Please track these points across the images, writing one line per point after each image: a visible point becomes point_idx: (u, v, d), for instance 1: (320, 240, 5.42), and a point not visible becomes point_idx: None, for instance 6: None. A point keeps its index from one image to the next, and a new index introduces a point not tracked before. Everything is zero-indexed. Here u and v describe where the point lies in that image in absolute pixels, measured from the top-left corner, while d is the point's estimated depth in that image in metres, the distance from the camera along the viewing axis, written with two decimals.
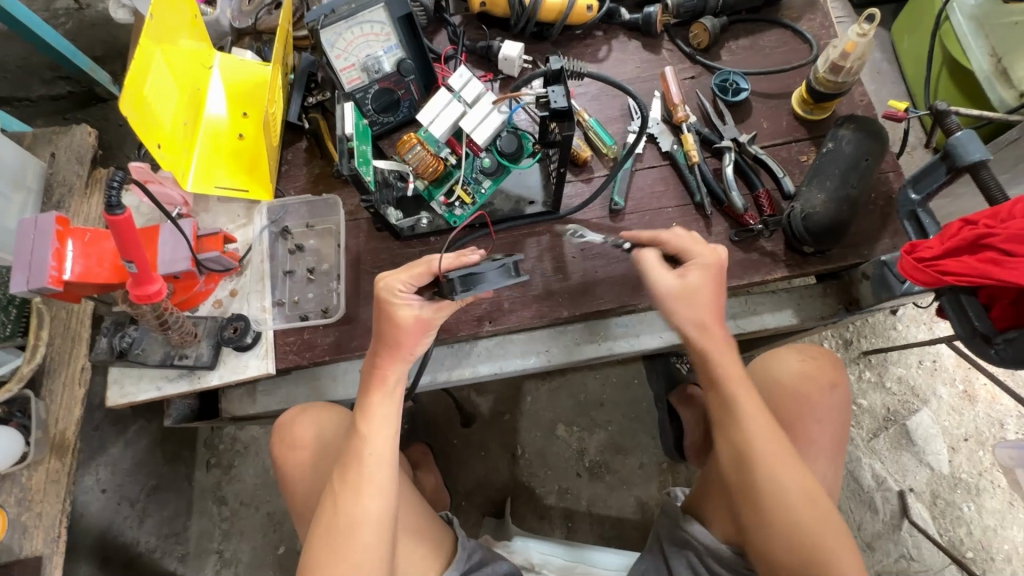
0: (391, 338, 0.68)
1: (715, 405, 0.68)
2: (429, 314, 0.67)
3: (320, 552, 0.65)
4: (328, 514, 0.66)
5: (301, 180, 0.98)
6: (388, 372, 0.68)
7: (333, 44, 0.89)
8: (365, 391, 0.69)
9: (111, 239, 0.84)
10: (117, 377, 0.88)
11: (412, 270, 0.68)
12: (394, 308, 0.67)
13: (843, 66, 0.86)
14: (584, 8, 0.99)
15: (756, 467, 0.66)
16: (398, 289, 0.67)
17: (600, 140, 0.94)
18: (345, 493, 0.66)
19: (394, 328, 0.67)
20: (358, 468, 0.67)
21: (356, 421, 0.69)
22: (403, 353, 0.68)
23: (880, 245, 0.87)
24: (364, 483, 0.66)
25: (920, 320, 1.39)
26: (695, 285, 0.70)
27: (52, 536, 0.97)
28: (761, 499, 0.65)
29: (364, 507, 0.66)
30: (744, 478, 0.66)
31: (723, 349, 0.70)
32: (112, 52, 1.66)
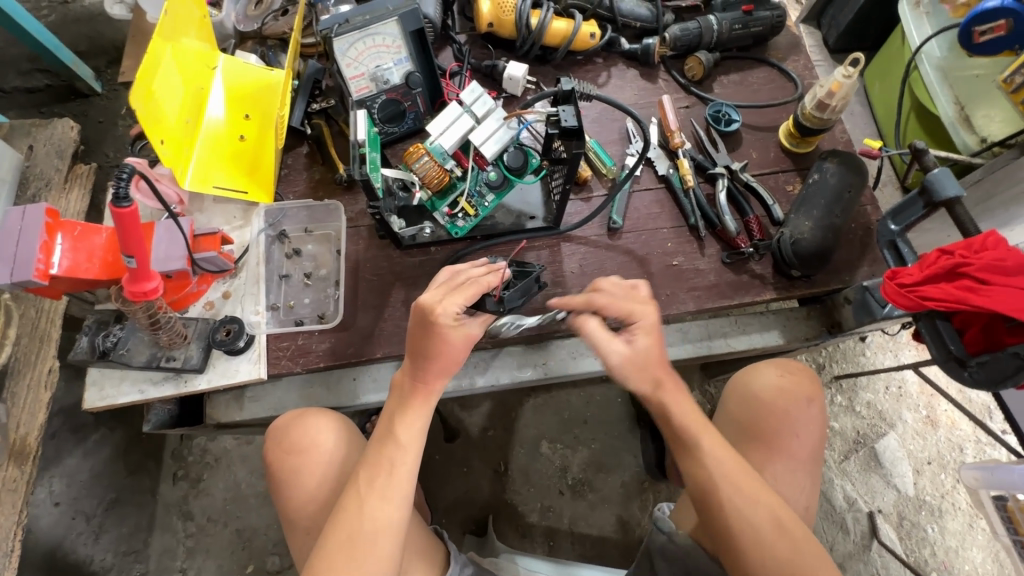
0: (441, 357, 0.69)
1: (694, 425, 0.71)
2: (476, 328, 0.71)
3: (336, 558, 0.64)
4: (352, 518, 0.66)
5: (300, 185, 0.98)
6: (435, 385, 0.72)
7: (345, 52, 0.88)
8: (406, 402, 0.72)
9: (102, 234, 0.81)
10: (97, 379, 0.84)
11: (463, 291, 0.70)
12: (447, 330, 0.68)
13: (829, 104, 0.92)
14: (587, 36, 1.04)
15: (741, 484, 0.68)
16: (454, 313, 0.68)
17: (600, 162, 0.98)
18: (370, 497, 0.67)
19: (445, 346, 0.69)
20: (388, 476, 0.68)
21: (395, 428, 0.71)
22: (451, 366, 0.71)
23: (860, 272, 0.92)
24: (391, 490, 0.68)
25: (887, 347, 1.48)
26: (641, 350, 0.72)
27: (5, 551, 0.91)
28: (745, 511, 0.67)
29: (388, 515, 0.67)
30: (732, 491, 0.68)
31: (678, 395, 0.72)
32: (96, 48, 1.64)
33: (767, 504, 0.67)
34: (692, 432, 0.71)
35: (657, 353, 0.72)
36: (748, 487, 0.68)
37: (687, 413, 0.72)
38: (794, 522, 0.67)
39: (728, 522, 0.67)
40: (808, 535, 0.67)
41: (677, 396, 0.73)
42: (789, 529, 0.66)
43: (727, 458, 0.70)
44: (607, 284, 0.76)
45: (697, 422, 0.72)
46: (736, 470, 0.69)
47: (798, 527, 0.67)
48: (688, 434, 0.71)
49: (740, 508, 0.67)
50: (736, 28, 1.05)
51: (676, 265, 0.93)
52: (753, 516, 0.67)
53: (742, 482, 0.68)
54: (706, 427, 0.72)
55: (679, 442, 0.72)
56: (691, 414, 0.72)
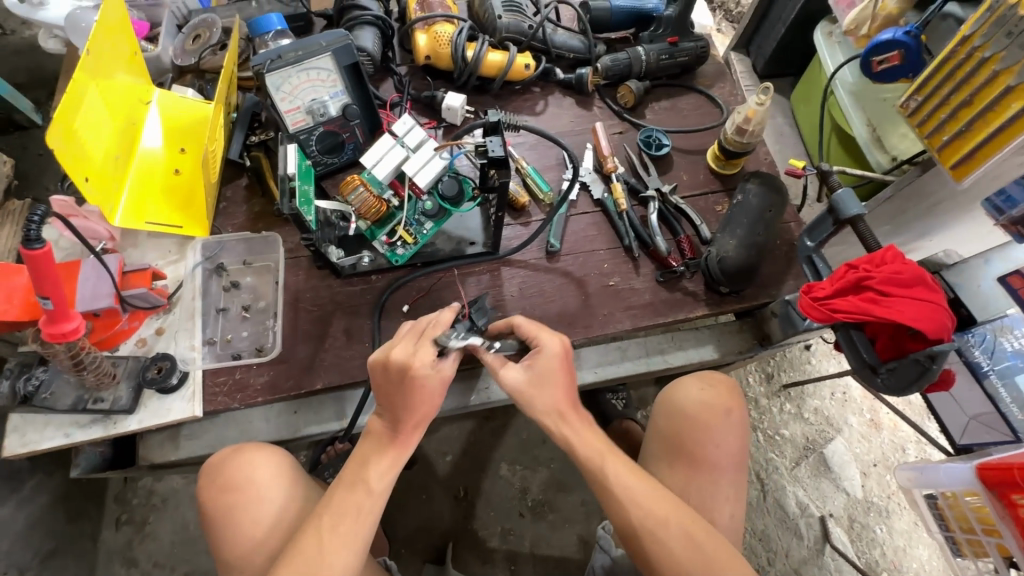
0: (423, 404, 0.71)
1: (597, 454, 0.73)
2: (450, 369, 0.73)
3: None
4: (308, 559, 0.65)
5: (239, 217, 0.98)
6: (411, 437, 0.73)
7: (279, 87, 0.88)
8: (378, 451, 0.72)
9: (23, 275, 0.79)
10: (19, 424, 0.81)
11: (429, 335, 0.72)
12: (426, 380, 0.70)
13: (746, 129, 0.97)
14: (523, 66, 1.07)
15: (652, 508, 0.70)
16: (431, 361, 0.70)
17: (537, 187, 1.01)
18: (330, 539, 0.67)
19: (424, 394, 0.70)
20: (355, 523, 0.68)
21: (366, 471, 0.71)
22: (430, 411, 0.72)
23: (785, 286, 0.97)
24: (353, 536, 0.68)
25: (830, 354, 1.55)
26: (540, 372, 0.75)
27: None
28: (659, 533, 0.69)
29: (347, 564, 0.66)
30: (641, 514, 0.70)
31: (581, 424, 0.75)
32: (37, 80, 1.61)
33: (679, 526, 0.69)
34: (598, 461, 0.73)
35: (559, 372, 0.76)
36: (658, 510, 0.70)
37: (589, 442, 0.74)
38: (710, 538, 0.69)
39: (642, 545, 0.69)
40: (727, 548, 0.69)
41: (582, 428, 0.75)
42: (704, 546, 0.68)
43: (635, 485, 0.71)
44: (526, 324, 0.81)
45: (602, 451, 0.74)
46: (641, 491, 0.71)
47: (718, 540, 0.69)
48: (593, 464, 0.73)
49: (651, 531, 0.69)
50: (663, 58, 1.11)
51: (612, 285, 0.96)
52: (666, 540, 0.68)
53: (654, 506, 0.70)
54: (611, 453, 0.74)
55: (588, 473, 0.74)
56: (594, 442, 0.74)
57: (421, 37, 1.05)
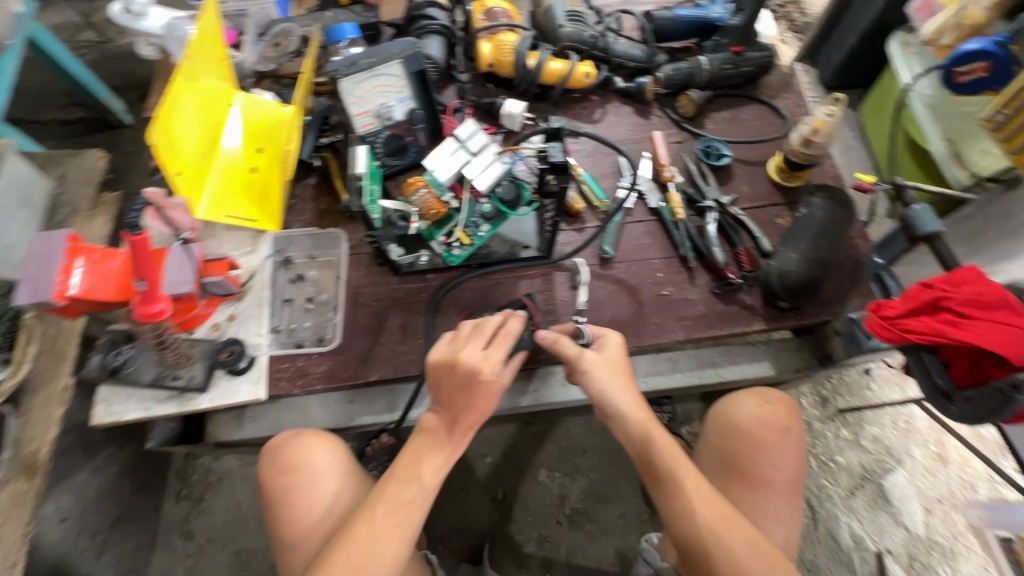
0: (482, 409, 0.73)
1: (668, 453, 0.73)
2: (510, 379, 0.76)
3: None
4: (363, 544, 0.68)
5: (307, 214, 1.03)
6: (464, 437, 0.75)
7: (351, 92, 0.93)
8: (434, 447, 0.74)
9: (119, 259, 0.86)
10: (106, 396, 0.89)
11: (501, 344, 0.74)
12: (492, 385, 0.72)
13: (813, 140, 0.94)
14: (582, 75, 1.09)
15: (722, 513, 0.68)
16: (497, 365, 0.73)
17: (593, 195, 1.02)
18: (381, 527, 0.69)
19: (487, 399, 0.73)
20: (408, 513, 0.71)
21: (422, 469, 0.73)
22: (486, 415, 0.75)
23: (850, 304, 0.93)
24: (406, 527, 0.70)
25: (892, 381, 1.46)
26: (611, 355, 0.79)
27: (9, 562, 0.98)
28: (728, 540, 0.66)
29: (397, 553, 0.69)
30: (711, 517, 0.68)
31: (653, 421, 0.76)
32: (129, 84, 1.76)
33: (748, 536, 0.67)
34: (669, 461, 0.72)
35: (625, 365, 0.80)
36: (727, 517, 0.68)
37: (664, 442, 0.74)
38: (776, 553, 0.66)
39: (706, 552, 0.67)
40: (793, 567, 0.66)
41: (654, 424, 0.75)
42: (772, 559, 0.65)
43: (705, 487, 0.71)
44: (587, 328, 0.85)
45: (674, 453, 0.73)
46: (712, 494, 0.70)
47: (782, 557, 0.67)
48: (663, 462, 0.73)
49: (718, 537, 0.67)
50: (726, 67, 1.09)
51: (665, 295, 0.95)
52: (735, 547, 0.66)
53: (723, 511, 0.68)
54: (681, 454, 0.73)
55: (657, 469, 0.73)
56: (668, 440, 0.74)
57: (485, 46, 1.08)
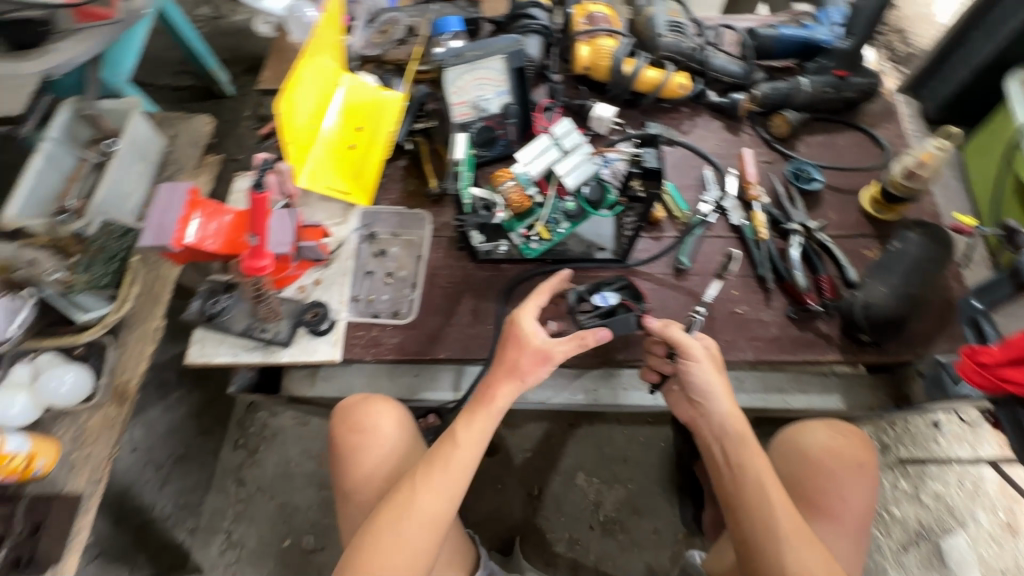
0: (511, 362, 0.76)
1: (757, 465, 0.73)
2: (549, 343, 0.76)
3: (381, 532, 0.70)
4: (404, 500, 0.71)
5: (395, 193, 1.08)
6: (497, 395, 0.75)
7: (453, 82, 0.98)
8: (472, 410, 0.76)
9: (229, 215, 0.94)
10: (201, 338, 0.97)
11: (539, 300, 0.80)
12: (520, 331, 0.77)
13: (919, 173, 0.91)
14: (677, 86, 1.10)
15: (799, 531, 0.68)
16: (527, 315, 0.78)
17: (675, 205, 1.02)
18: (421, 488, 0.72)
19: (517, 350, 0.76)
20: (443, 470, 0.73)
21: (456, 428, 0.75)
22: (519, 375, 0.76)
23: (937, 348, 0.89)
24: (444, 486, 0.72)
25: (964, 438, 1.38)
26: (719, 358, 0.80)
27: (95, 478, 1.08)
28: (804, 559, 0.67)
29: (434, 510, 0.71)
30: (790, 534, 0.68)
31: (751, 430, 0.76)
32: (236, 58, 1.90)
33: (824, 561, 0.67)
34: (756, 472, 0.73)
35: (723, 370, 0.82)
36: (806, 537, 0.68)
37: (755, 454, 0.74)
38: None
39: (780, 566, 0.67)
40: None
41: (749, 433, 0.76)
42: None
43: (789, 504, 0.71)
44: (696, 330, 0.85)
45: (764, 467, 0.74)
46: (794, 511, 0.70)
47: None
48: (749, 474, 0.73)
49: (796, 554, 0.67)
50: (827, 91, 1.07)
51: (739, 313, 0.94)
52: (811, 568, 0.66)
53: (800, 531, 0.69)
54: (769, 468, 0.74)
55: (743, 478, 0.73)
56: (760, 453, 0.75)
57: (584, 49, 1.10)
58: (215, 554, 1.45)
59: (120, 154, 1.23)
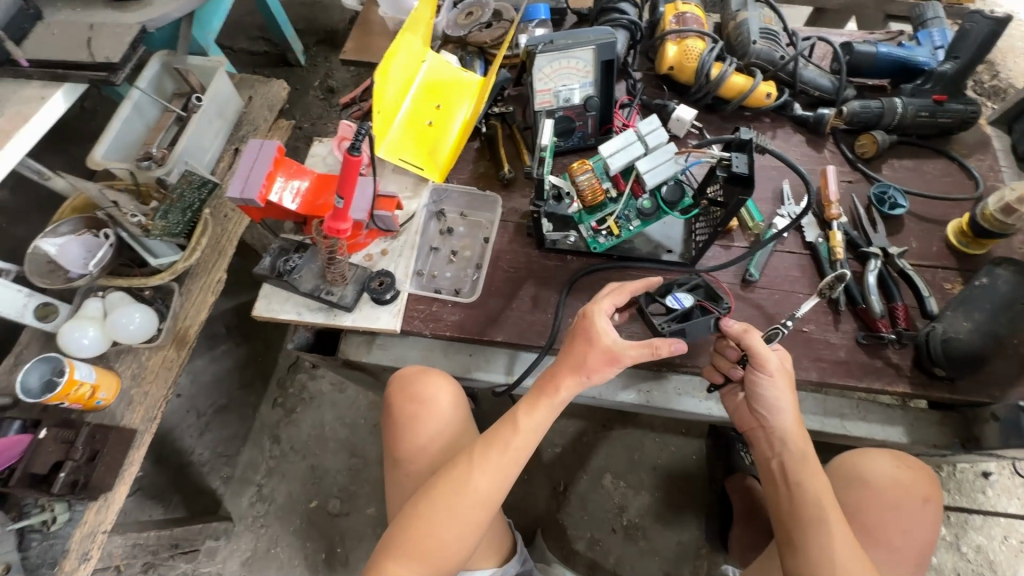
0: (580, 358, 0.74)
1: (817, 489, 0.72)
2: (620, 346, 0.74)
3: (438, 503, 0.72)
4: (461, 475, 0.73)
5: (466, 173, 1.09)
6: (563, 387, 0.74)
7: (541, 68, 0.97)
8: (535, 399, 0.76)
9: (310, 177, 0.96)
10: (268, 293, 0.99)
11: (615, 298, 0.78)
12: (593, 331, 0.75)
13: (1017, 208, 0.87)
14: (763, 94, 1.07)
15: (856, 562, 0.68)
16: (602, 314, 0.76)
17: (750, 217, 1.00)
18: (479, 467, 0.73)
19: (588, 349, 0.74)
20: (502, 452, 0.73)
21: (519, 412, 0.75)
22: (585, 372, 0.74)
23: (1014, 392, 0.85)
24: (500, 466, 0.73)
25: (1014, 492, 1.32)
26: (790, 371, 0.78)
27: (149, 416, 1.13)
28: None
29: (488, 487, 0.72)
30: (845, 564, 0.67)
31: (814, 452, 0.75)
32: (311, 29, 1.95)
33: None
34: (817, 496, 0.72)
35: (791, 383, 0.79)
36: (862, 567, 0.67)
37: (816, 476, 0.73)
38: None
39: None
40: None
41: (809, 453, 0.75)
42: None
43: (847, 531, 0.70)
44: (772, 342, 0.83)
45: (824, 492, 0.73)
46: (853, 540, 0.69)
47: None
48: (808, 497, 0.72)
49: None
50: (922, 115, 1.03)
51: (805, 332, 0.92)
52: None
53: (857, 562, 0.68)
54: (830, 494, 0.72)
55: (800, 500, 0.73)
56: (820, 476, 0.73)
57: (671, 48, 1.08)
58: (245, 505, 1.49)
59: (201, 111, 1.27)
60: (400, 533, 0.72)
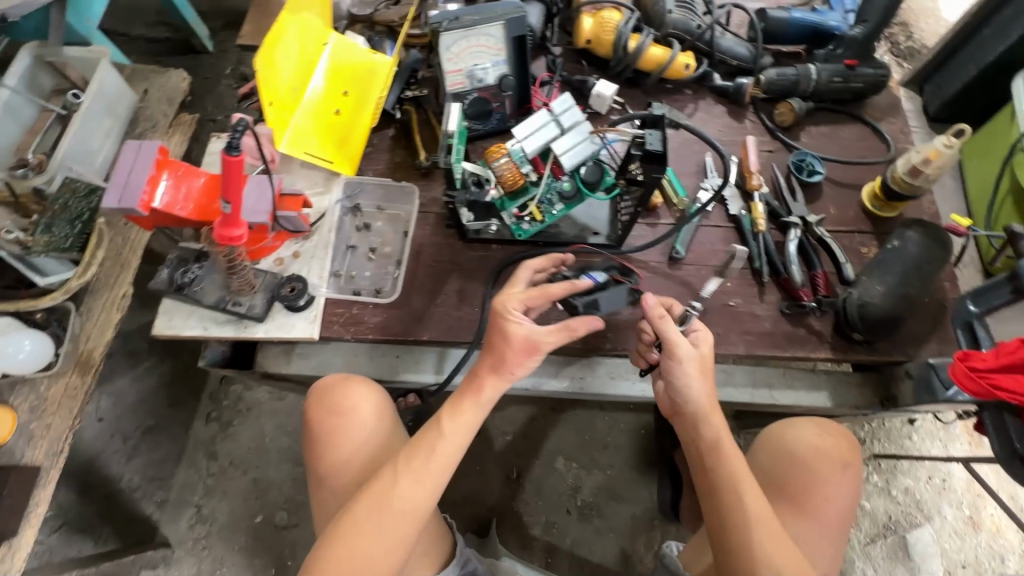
0: (498, 355, 0.71)
1: (735, 468, 0.72)
2: (536, 335, 0.70)
3: (358, 520, 0.68)
4: (383, 490, 0.69)
5: (381, 164, 1.02)
6: (484, 387, 0.71)
7: (449, 47, 0.92)
8: (457, 399, 0.72)
9: (201, 178, 0.88)
10: (169, 309, 0.91)
11: (530, 293, 0.72)
12: (506, 323, 0.70)
13: (923, 171, 0.89)
14: (682, 66, 1.05)
15: (774, 539, 0.68)
16: (512, 309, 0.71)
17: (672, 191, 0.99)
18: (402, 478, 0.69)
19: (503, 341, 0.70)
20: (426, 458, 0.70)
21: (441, 416, 0.72)
22: (504, 370, 0.71)
23: (926, 349, 0.88)
24: (424, 474, 0.69)
25: (936, 435, 1.40)
26: (707, 356, 0.77)
27: (54, 450, 1.02)
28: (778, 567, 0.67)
29: (413, 497, 0.69)
30: (763, 542, 0.68)
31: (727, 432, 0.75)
32: (217, 11, 1.79)
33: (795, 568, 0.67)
34: (735, 474, 0.72)
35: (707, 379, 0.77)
36: (780, 541, 0.68)
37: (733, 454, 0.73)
38: None
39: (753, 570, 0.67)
40: None
41: (724, 431, 0.75)
42: None
43: (764, 505, 0.70)
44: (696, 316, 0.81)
45: (741, 468, 0.73)
46: (771, 515, 0.70)
47: None
48: (729, 476, 0.72)
49: (767, 559, 0.67)
50: (835, 81, 1.03)
51: (732, 306, 0.92)
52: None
53: (775, 538, 0.68)
54: (747, 470, 0.73)
55: (716, 480, 0.73)
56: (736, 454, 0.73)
57: (587, 20, 1.04)
58: (183, 528, 1.40)
59: (86, 108, 1.13)
60: (320, 556, 0.68)
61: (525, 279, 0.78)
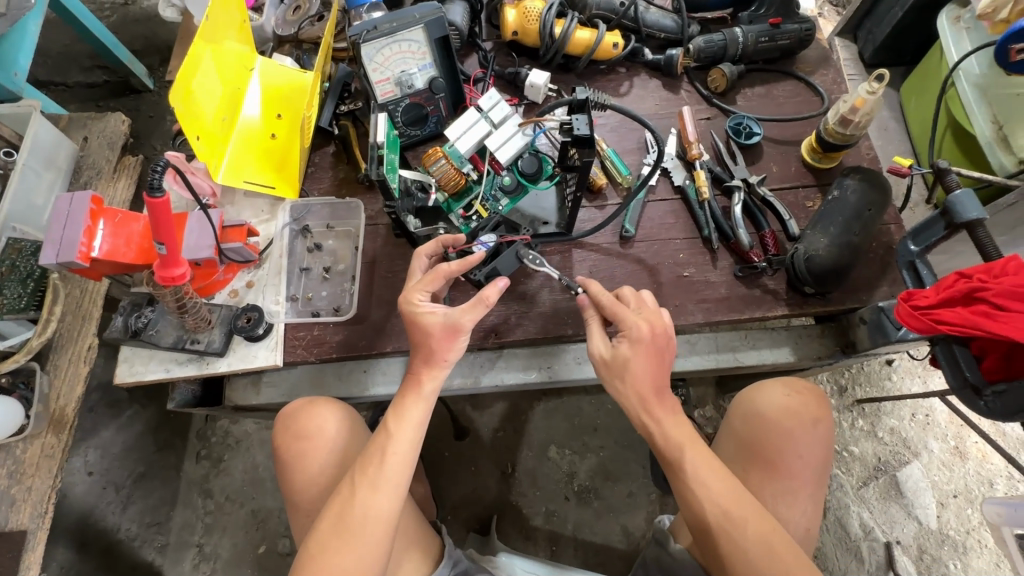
0: (424, 348, 0.73)
1: (682, 439, 0.72)
2: (450, 316, 0.72)
3: (323, 539, 0.68)
4: (343, 506, 0.69)
5: (325, 182, 1.02)
6: (423, 380, 0.74)
7: (372, 58, 0.90)
8: (400, 399, 0.74)
9: (140, 222, 0.87)
10: (128, 356, 0.90)
11: (430, 279, 0.75)
12: (419, 315, 0.73)
13: (852, 119, 0.91)
14: (610, 46, 1.05)
15: (730, 507, 0.69)
16: (418, 301, 0.75)
17: (616, 170, 0.99)
18: (361, 489, 0.70)
19: (423, 333, 0.73)
20: (379, 466, 0.70)
21: (387, 420, 0.73)
22: (437, 359, 0.73)
23: (878, 292, 0.90)
24: (380, 482, 0.70)
25: (915, 372, 1.43)
26: (623, 356, 0.74)
27: (39, 512, 1.01)
28: (737, 532, 0.68)
29: (375, 507, 0.69)
30: (719, 514, 0.69)
31: (666, 413, 0.74)
32: (151, 47, 1.76)
33: (754, 529, 0.67)
34: (680, 447, 0.72)
35: (643, 374, 0.73)
36: (739, 505, 0.69)
37: (676, 427, 0.73)
38: (785, 544, 0.67)
39: (715, 538, 0.69)
40: (799, 557, 0.67)
41: (648, 415, 0.74)
42: (776, 551, 0.66)
43: (721, 472, 0.71)
44: (631, 296, 0.80)
45: (688, 438, 0.72)
46: (727, 483, 0.70)
47: (789, 551, 0.67)
48: (674, 450, 0.72)
49: (726, 527, 0.68)
50: (762, 40, 1.04)
51: (686, 276, 0.93)
52: (745, 543, 0.67)
53: (734, 507, 0.69)
54: (694, 441, 0.72)
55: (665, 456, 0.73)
56: (682, 426, 0.73)
57: (511, 12, 1.04)
58: (188, 569, 1.40)
59: (23, 165, 1.07)
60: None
61: (420, 271, 0.81)
